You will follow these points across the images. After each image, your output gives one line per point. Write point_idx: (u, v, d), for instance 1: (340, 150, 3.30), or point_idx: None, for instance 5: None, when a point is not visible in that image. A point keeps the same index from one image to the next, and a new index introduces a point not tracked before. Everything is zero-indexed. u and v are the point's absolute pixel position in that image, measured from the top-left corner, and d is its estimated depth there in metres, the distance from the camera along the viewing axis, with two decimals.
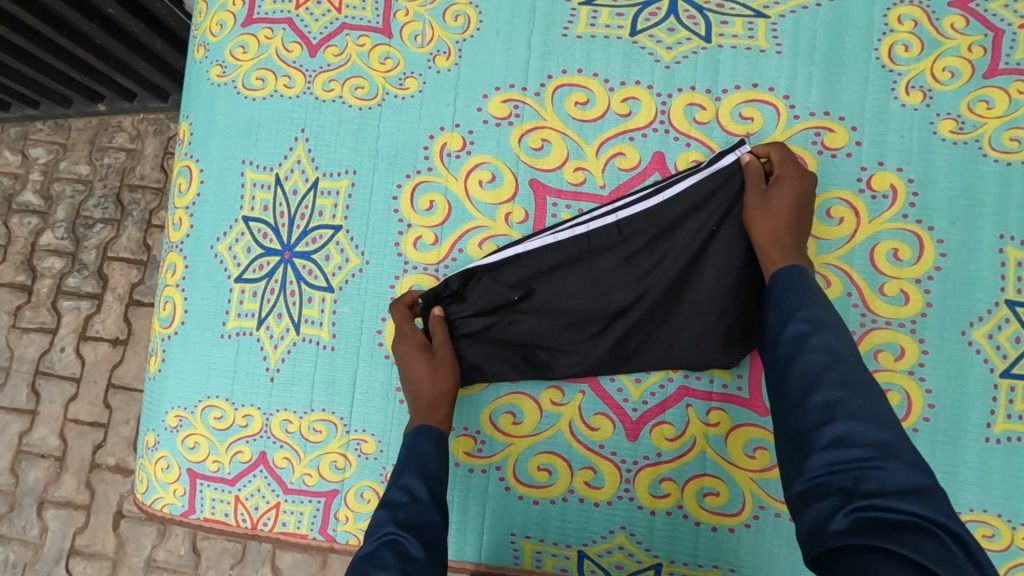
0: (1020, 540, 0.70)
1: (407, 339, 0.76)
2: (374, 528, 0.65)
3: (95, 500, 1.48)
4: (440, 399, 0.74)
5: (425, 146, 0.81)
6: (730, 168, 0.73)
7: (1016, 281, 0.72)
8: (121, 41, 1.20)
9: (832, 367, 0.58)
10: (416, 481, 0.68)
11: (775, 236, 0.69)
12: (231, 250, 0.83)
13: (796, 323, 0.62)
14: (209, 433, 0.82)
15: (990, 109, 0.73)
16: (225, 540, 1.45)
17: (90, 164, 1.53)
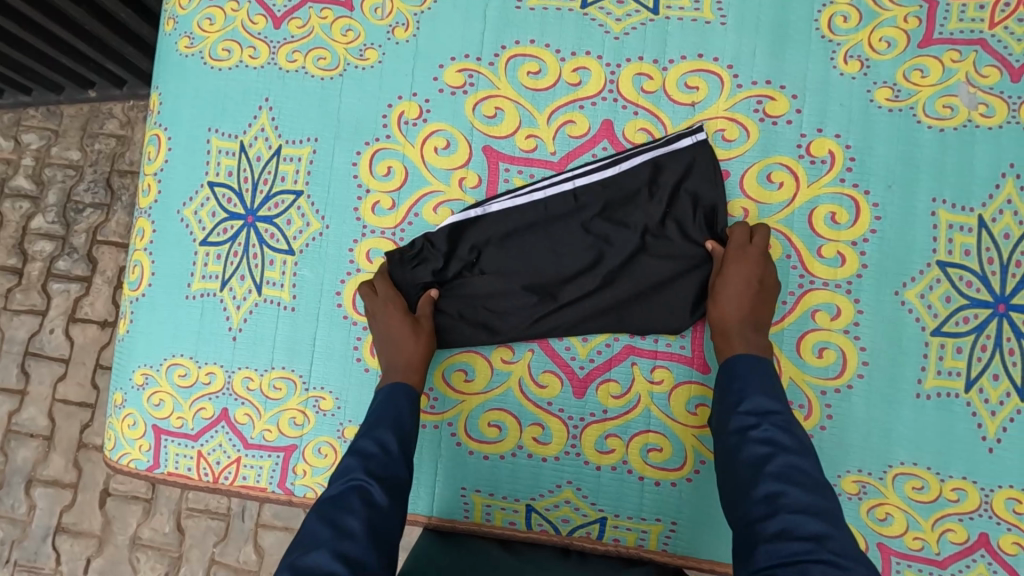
0: (949, 492, 0.72)
1: (385, 301, 0.79)
2: (340, 474, 0.67)
3: (83, 478, 1.51)
4: (415, 359, 0.76)
5: (384, 115, 0.84)
6: (685, 149, 0.77)
7: (947, 243, 0.74)
8: (108, 27, 1.22)
9: (775, 457, 0.61)
10: (388, 434, 0.70)
11: (724, 324, 0.73)
12: (197, 214, 0.86)
13: (741, 412, 0.66)
14: (174, 391, 0.84)
15: (925, 77, 0.75)
16: (208, 518, 1.47)
17: (82, 150, 1.56)
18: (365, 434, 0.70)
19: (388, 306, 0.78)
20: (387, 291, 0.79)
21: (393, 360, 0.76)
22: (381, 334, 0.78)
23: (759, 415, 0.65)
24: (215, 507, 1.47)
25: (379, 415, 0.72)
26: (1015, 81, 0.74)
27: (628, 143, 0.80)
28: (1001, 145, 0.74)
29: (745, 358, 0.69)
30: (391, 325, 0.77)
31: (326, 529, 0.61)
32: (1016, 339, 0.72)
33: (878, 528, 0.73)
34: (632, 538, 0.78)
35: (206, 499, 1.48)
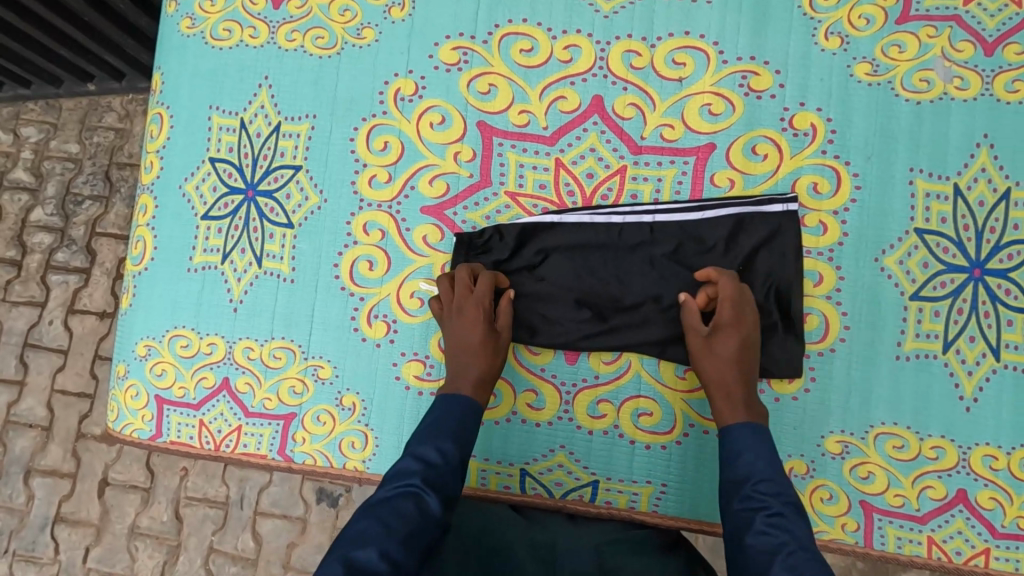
0: (928, 450, 0.74)
1: (479, 304, 0.77)
2: (397, 476, 0.67)
3: (81, 468, 1.52)
4: (487, 376, 0.77)
5: (380, 91, 0.86)
6: (775, 214, 0.79)
7: (925, 211, 0.77)
8: (106, 18, 1.24)
9: (784, 549, 0.59)
10: (448, 442, 0.70)
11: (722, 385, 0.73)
12: (198, 189, 0.88)
13: (751, 490, 0.65)
14: (176, 361, 0.86)
15: (902, 52, 0.78)
16: (207, 506, 1.48)
17: (80, 143, 1.58)
18: (426, 441, 0.70)
19: (479, 306, 0.77)
20: (484, 296, 0.78)
21: (466, 371, 0.76)
22: (458, 330, 0.77)
23: (768, 497, 0.64)
24: (213, 495, 1.48)
25: (444, 421, 0.73)
26: (989, 56, 0.77)
27: (618, 118, 0.83)
28: (975, 116, 0.77)
29: (745, 427, 0.69)
30: (473, 329, 0.77)
31: (375, 526, 0.61)
32: (992, 302, 0.75)
33: (860, 486, 0.75)
34: (623, 500, 0.80)
35: (204, 487, 1.49)
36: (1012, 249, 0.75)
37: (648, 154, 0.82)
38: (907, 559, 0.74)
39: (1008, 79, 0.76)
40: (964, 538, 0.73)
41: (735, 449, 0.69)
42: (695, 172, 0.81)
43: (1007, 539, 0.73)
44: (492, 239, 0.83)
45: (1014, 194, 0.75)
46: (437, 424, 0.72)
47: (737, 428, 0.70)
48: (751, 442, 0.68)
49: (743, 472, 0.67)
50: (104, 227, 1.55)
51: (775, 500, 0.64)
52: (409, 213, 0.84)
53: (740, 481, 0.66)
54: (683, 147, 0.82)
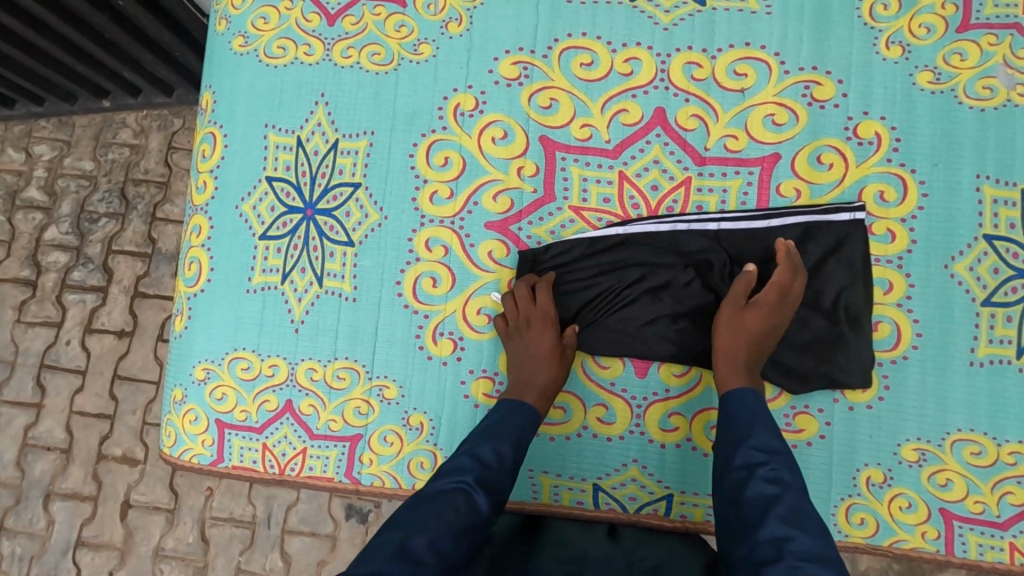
0: (1006, 456, 0.74)
1: (545, 317, 0.79)
2: (452, 470, 0.68)
3: (103, 490, 1.49)
4: (551, 384, 0.78)
5: (439, 107, 0.86)
6: (842, 223, 0.79)
7: (993, 217, 0.77)
8: (129, 34, 1.22)
9: (782, 500, 0.61)
10: (504, 446, 0.71)
11: (731, 347, 0.75)
12: (256, 209, 0.87)
13: (750, 447, 0.67)
14: (237, 384, 0.85)
15: (964, 60, 0.79)
16: (233, 526, 1.46)
17: (95, 160, 1.56)
18: (482, 441, 0.71)
19: (543, 322, 0.79)
20: (547, 308, 0.79)
21: (531, 380, 0.77)
22: (525, 343, 0.78)
23: (768, 453, 0.66)
24: (240, 514, 1.46)
25: (503, 425, 0.73)
26: None
27: (681, 129, 0.83)
28: None
29: (750, 394, 0.72)
30: (542, 341, 0.78)
31: (431, 518, 0.62)
32: None
33: (939, 493, 0.75)
34: (698, 514, 0.79)
35: (230, 507, 1.46)
36: None
37: (712, 165, 0.82)
38: (990, 566, 0.74)
39: None
40: None
41: (730, 411, 0.71)
42: (761, 182, 0.81)
43: None
44: (559, 252, 0.82)
45: None
46: (499, 426, 0.73)
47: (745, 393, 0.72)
48: (753, 403, 0.71)
49: (742, 431, 0.68)
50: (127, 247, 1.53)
51: (773, 457, 0.65)
52: (472, 228, 0.84)
53: (741, 438, 0.68)
54: (748, 157, 0.82)
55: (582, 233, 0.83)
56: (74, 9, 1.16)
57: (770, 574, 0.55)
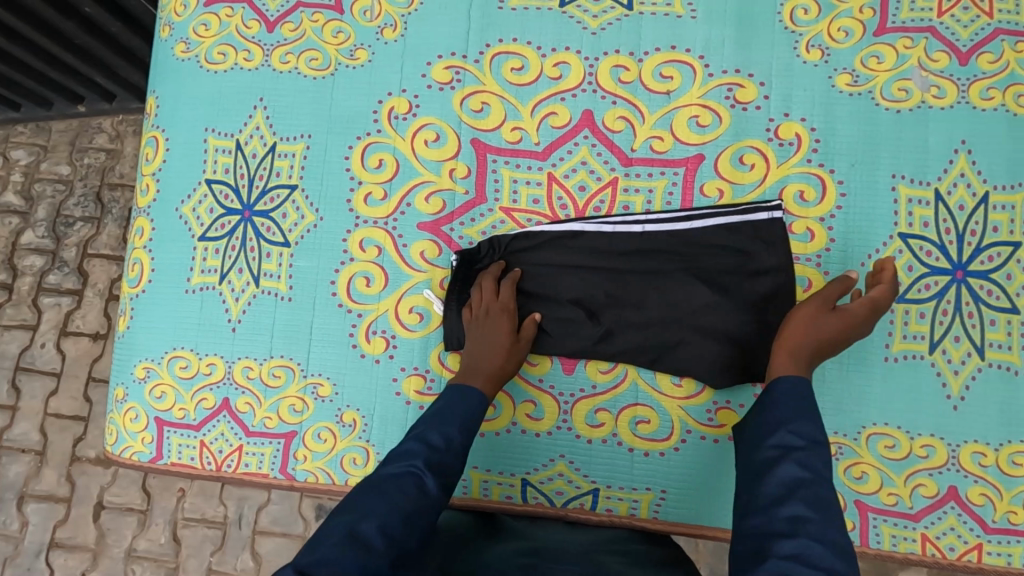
0: (919, 449, 0.76)
1: (502, 306, 0.80)
2: (402, 455, 0.67)
3: (76, 492, 1.51)
4: (501, 369, 0.78)
5: (374, 111, 0.88)
6: (762, 222, 0.80)
7: (908, 216, 0.79)
8: (100, 40, 1.25)
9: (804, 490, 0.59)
10: (453, 429, 0.70)
11: (795, 347, 0.71)
12: (195, 211, 0.89)
13: (786, 433, 0.64)
14: (176, 383, 0.87)
15: (881, 63, 0.81)
16: (205, 527, 1.47)
17: (71, 164, 1.58)
18: (431, 427, 0.70)
19: (500, 312, 0.80)
20: (507, 299, 0.81)
21: (480, 364, 0.77)
22: (483, 330, 0.79)
23: (783, 449, 0.63)
24: (212, 515, 1.47)
25: (449, 410, 0.72)
26: (964, 65, 0.79)
27: (608, 131, 0.85)
28: (955, 124, 0.79)
29: (791, 382, 0.68)
30: (498, 331, 0.79)
31: (379, 502, 0.62)
32: (975, 303, 0.77)
33: (855, 486, 0.77)
34: (624, 508, 0.81)
35: (202, 508, 1.48)
36: (992, 250, 0.77)
37: (638, 166, 0.84)
38: (902, 556, 0.76)
39: (984, 87, 0.78)
40: (957, 534, 0.75)
41: (775, 397, 0.67)
42: (685, 183, 0.83)
43: (999, 534, 0.75)
44: (489, 253, 0.84)
45: (992, 197, 0.77)
46: (444, 411, 0.72)
47: (789, 379, 0.68)
48: (800, 396, 0.66)
49: (783, 417, 0.65)
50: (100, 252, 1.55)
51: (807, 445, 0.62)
52: (405, 229, 0.86)
53: (776, 424, 0.65)
54: (673, 158, 0.83)
55: (511, 231, 0.84)
56: (45, 18, 1.18)
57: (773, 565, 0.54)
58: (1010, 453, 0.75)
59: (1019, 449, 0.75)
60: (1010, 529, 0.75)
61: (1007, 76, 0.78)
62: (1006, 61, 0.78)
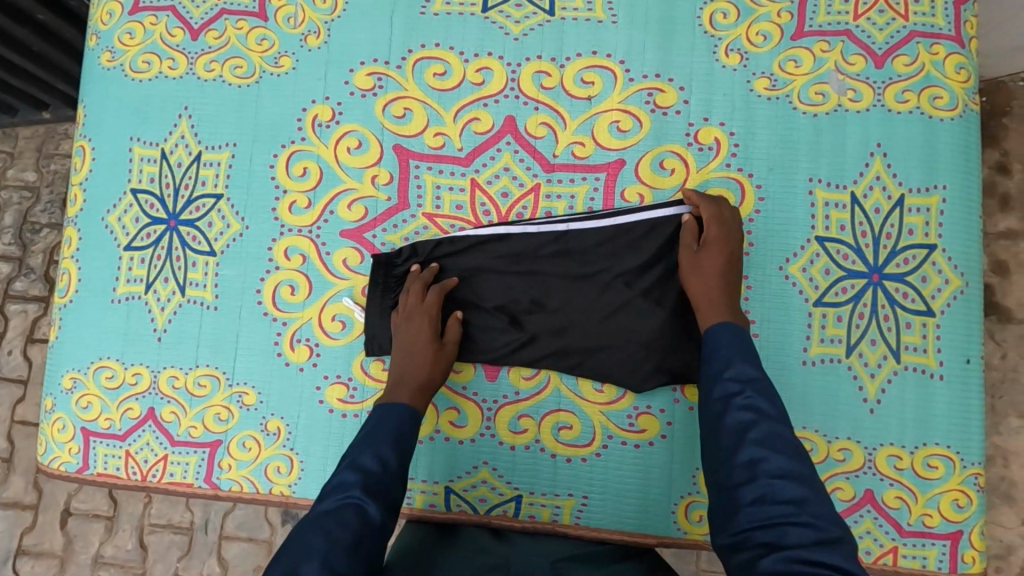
0: (837, 453, 0.76)
1: (428, 314, 0.80)
2: (336, 487, 0.67)
3: (43, 499, 1.45)
4: (428, 383, 0.78)
5: (298, 119, 0.88)
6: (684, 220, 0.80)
7: (825, 219, 0.79)
8: (57, 45, 1.19)
9: (756, 425, 0.62)
10: (386, 448, 0.70)
11: (705, 293, 0.75)
12: (120, 221, 0.88)
13: (726, 381, 0.66)
14: (102, 393, 0.87)
15: (799, 66, 0.81)
16: (172, 532, 1.42)
17: (38, 171, 1.51)
18: (364, 450, 0.70)
19: (422, 320, 0.79)
20: (431, 307, 0.80)
21: (405, 377, 0.78)
22: (408, 338, 0.79)
23: (727, 398, 0.65)
24: (178, 521, 1.42)
25: (380, 429, 0.72)
26: (880, 67, 0.79)
27: (530, 137, 0.85)
28: (869, 127, 0.79)
29: (725, 328, 0.70)
30: (421, 339, 0.79)
31: (317, 539, 0.61)
32: (891, 306, 0.77)
33: None
34: (546, 514, 0.81)
35: (168, 513, 1.43)
36: (908, 253, 0.77)
37: (560, 172, 0.84)
38: None
39: (899, 90, 0.79)
40: (873, 538, 0.75)
41: (708, 349, 0.70)
42: (606, 189, 0.83)
43: (915, 537, 0.74)
44: (411, 255, 0.84)
45: (907, 200, 0.78)
46: (377, 432, 0.71)
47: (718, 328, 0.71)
48: (730, 340, 0.69)
49: (720, 364, 0.68)
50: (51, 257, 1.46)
51: (749, 386, 0.65)
52: (329, 237, 0.86)
53: (715, 375, 0.67)
54: (594, 164, 0.83)
55: (434, 237, 0.84)
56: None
57: (743, 498, 0.59)
58: (924, 456, 0.75)
59: (934, 451, 0.75)
60: (925, 531, 0.74)
61: (922, 79, 0.78)
62: (921, 63, 0.79)
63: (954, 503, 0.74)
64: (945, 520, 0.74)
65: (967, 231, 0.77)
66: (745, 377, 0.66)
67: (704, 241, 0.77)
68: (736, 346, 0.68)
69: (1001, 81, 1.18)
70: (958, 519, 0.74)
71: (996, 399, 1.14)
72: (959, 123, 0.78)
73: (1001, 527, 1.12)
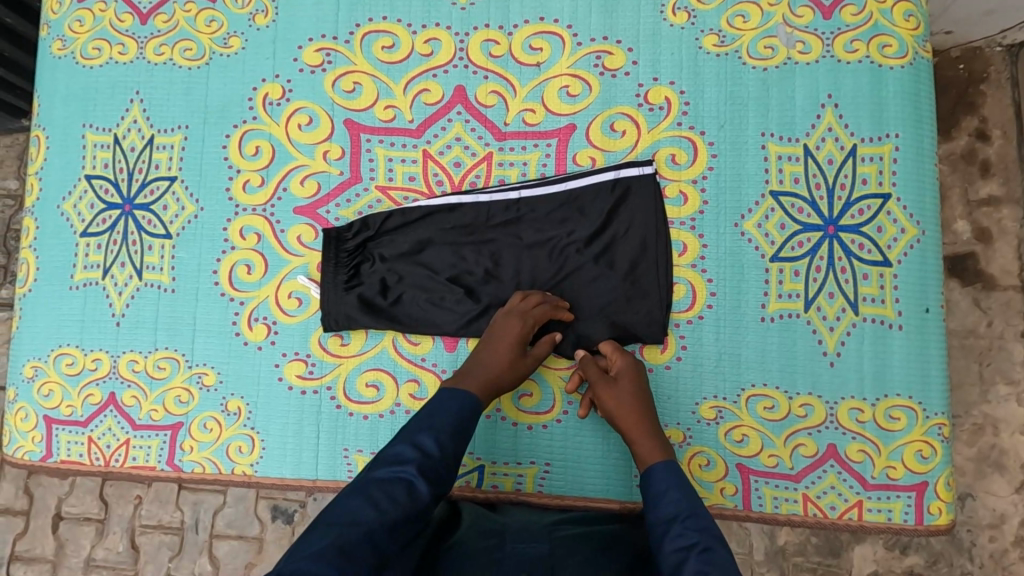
0: (798, 408, 0.75)
1: (523, 317, 0.75)
2: (390, 459, 0.63)
3: (35, 504, 1.28)
4: (498, 378, 0.73)
5: (249, 98, 0.87)
6: (634, 178, 0.79)
7: (778, 173, 0.78)
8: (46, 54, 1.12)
9: (681, 491, 0.65)
10: (445, 434, 0.66)
11: (634, 424, 0.71)
12: (76, 208, 0.88)
13: (682, 528, 0.61)
14: (62, 380, 0.86)
15: (746, 22, 0.80)
16: (162, 533, 1.26)
17: (22, 178, 1.25)
18: (423, 429, 0.66)
19: (526, 321, 0.75)
20: (539, 313, 0.76)
21: (480, 369, 0.73)
22: (496, 336, 0.75)
23: (686, 549, 0.59)
24: (169, 521, 1.26)
25: (442, 412, 0.68)
26: (828, 19, 0.78)
27: (481, 106, 0.84)
28: (818, 79, 0.78)
29: (668, 465, 0.68)
30: (507, 333, 0.74)
31: (366, 509, 0.59)
32: (847, 258, 0.76)
33: (735, 449, 0.76)
34: (509, 483, 0.80)
35: (159, 514, 1.26)
36: (862, 203, 0.76)
37: (512, 140, 0.83)
38: (785, 518, 0.74)
39: (847, 40, 0.78)
40: (837, 492, 0.74)
41: (656, 492, 0.66)
42: (558, 154, 0.83)
43: (879, 490, 0.74)
44: (362, 228, 0.83)
45: (860, 149, 0.77)
46: (439, 415, 0.68)
47: (660, 467, 0.67)
48: (674, 480, 0.66)
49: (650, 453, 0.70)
50: (15, 234, 1.23)
51: (703, 534, 0.60)
52: (282, 214, 0.85)
53: (671, 519, 0.63)
54: (546, 130, 0.83)
55: (388, 208, 0.84)
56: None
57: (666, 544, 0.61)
58: (885, 408, 0.74)
59: (895, 403, 0.74)
60: (889, 484, 0.73)
61: (871, 28, 0.78)
62: (868, 12, 0.78)
63: (918, 454, 0.73)
64: (909, 472, 0.73)
65: (920, 179, 0.76)
66: (699, 522, 0.62)
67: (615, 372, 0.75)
68: (672, 477, 0.66)
69: (977, 47, 1.13)
70: (922, 470, 0.73)
71: (984, 367, 1.09)
72: (909, 70, 0.77)
73: (993, 496, 1.07)
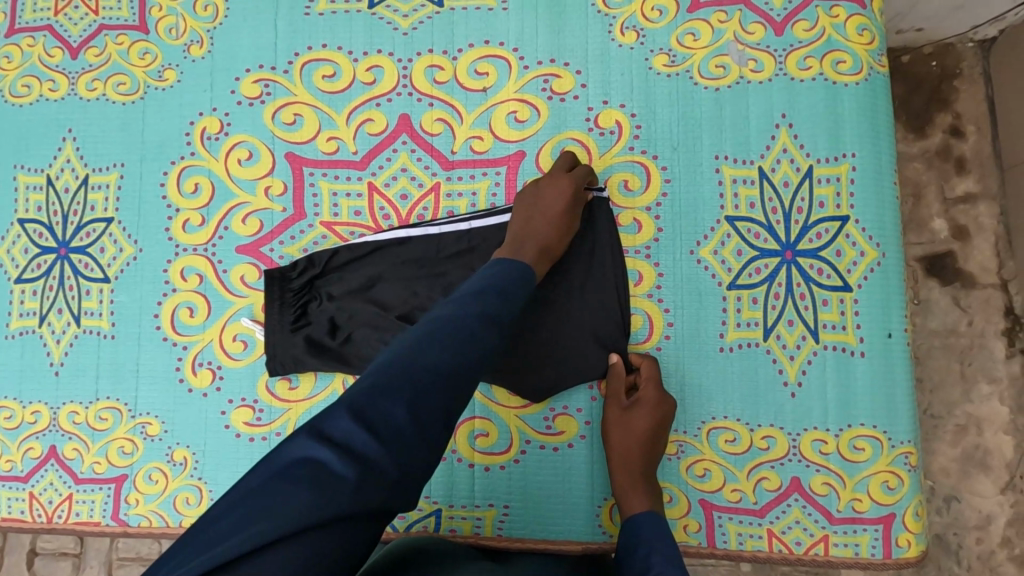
0: (760, 441, 0.73)
1: (574, 178, 0.73)
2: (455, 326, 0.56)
3: (6, 540, 1.24)
4: (552, 248, 0.72)
5: (186, 132, 0.84)
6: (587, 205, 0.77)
7: (734, 197, 0.75)
8: None
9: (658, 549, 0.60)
10: None
11: (627, 457, 0.70)
12: (9, 253, 0.85)
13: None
14: (1, 434, 0.83)
15: (697, 40, 0.77)
16: (141, 565, 1.19)
17: None
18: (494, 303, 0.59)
19: (574, 182, 0.73)
20: (582, 177, 0.74)
21: (537, 237, 0.71)
22: (545, 198, 0.72)
23: None
24: (147, 552, 1.20)
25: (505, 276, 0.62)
26: (780, 35, 0.76)
27: (427, 135, 0.81)
28: (772, 97, 0.75)
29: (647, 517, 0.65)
30: (557, 199, 0.72)
31: None
32: (806, 283, 0.73)
33: (697, 484, 0.73)
34: (467, 527, 0.77)
35: (137, 544, 1.22)
36: (820, 227, 0.74)
37: (460, 168, 0.80)
38: (749, 555, 0.72)
39: (800, 57, 0.75)
40: (802, 527, 0.72)
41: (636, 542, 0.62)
42: (508, 183, 0.80)
43: (845, 524, 0.71)
44: (308, 268, 0.80)
45: (816, 171, 0.74)
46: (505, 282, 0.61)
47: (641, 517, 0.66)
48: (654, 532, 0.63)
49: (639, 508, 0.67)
50: None
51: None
52: (224, 254, 0.82)
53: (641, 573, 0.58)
54: (494, 157, 0.80)
55: (335, 245, 0.80)
56: None
57: None
58: (850, 438, 0.71)
59: (859, 432, 0.71)
60: (856, 517, 0.71)
61: (824, 44, 0.75)
62: (821, 27, 0.75)
63: (884, 485, 0.71)
64: (875, 504, 0.71)
65: (879, 197, 0.73)
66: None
67: (638, 398, 0.72)
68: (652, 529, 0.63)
69: (949, 43, 1.10)
70: (890, 502, 0.71)
71: (966, 366, 1.06)
72: (865, 86, 0.74)
73: (979, 497, 1.04)
